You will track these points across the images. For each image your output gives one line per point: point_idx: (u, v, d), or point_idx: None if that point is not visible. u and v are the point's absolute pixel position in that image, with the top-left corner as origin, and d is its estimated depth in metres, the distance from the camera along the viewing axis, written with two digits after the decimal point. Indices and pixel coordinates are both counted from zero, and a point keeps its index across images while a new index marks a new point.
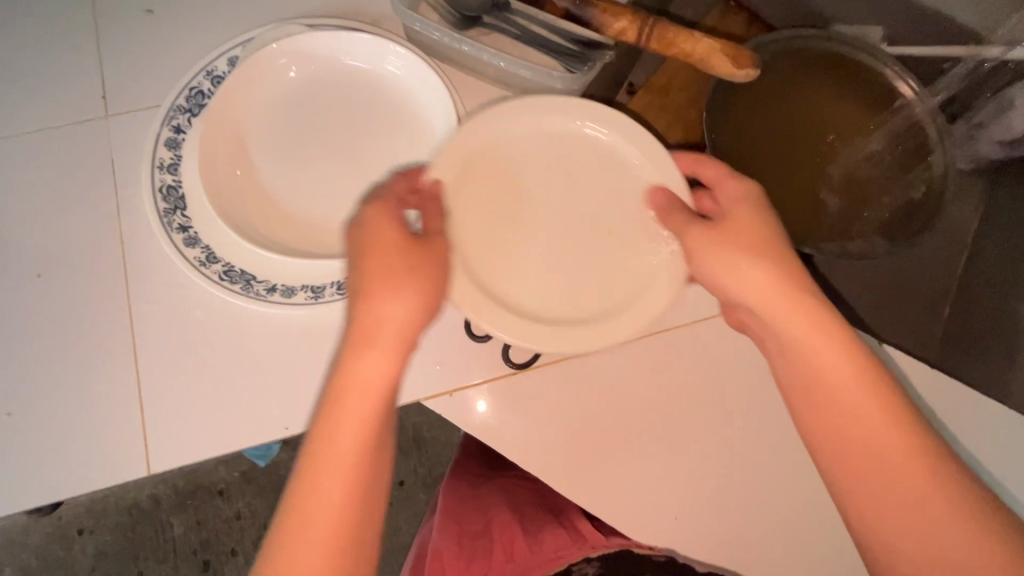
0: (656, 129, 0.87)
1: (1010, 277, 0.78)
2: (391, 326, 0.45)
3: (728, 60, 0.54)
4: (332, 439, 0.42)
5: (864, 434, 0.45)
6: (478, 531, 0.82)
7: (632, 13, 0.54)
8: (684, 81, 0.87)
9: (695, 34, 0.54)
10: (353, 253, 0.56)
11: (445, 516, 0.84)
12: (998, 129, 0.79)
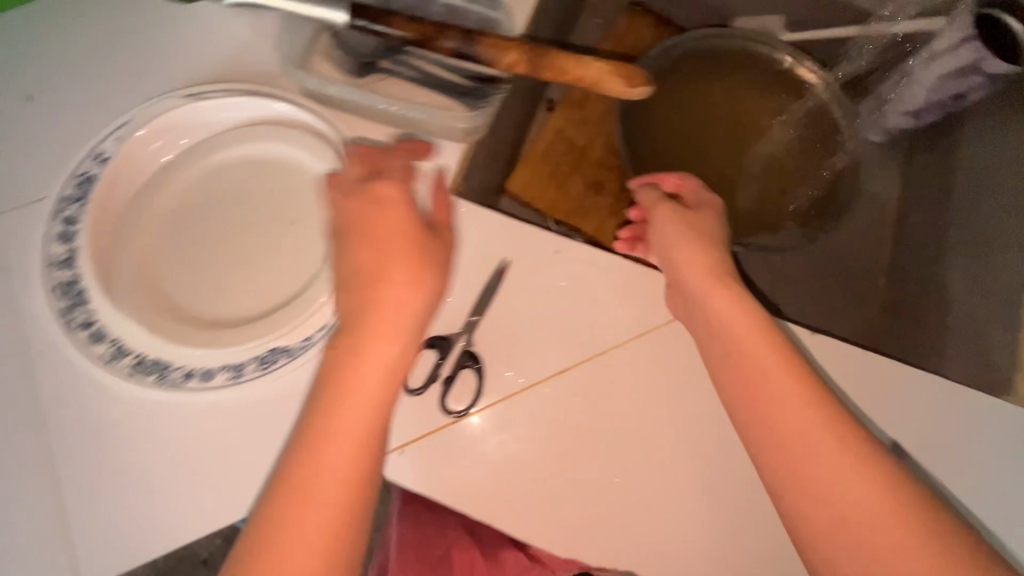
0: (578, 142, 0.87)
1: (935, 244, 0.83)
2: (403, 312, 0.49)
3: (621, 81, 0.53)
4: (338, 424, 0.46)
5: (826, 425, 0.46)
6: (439, 558, 0.72)
7: (520, 46, 0.54)
8: (599, 94, 0.88)
9: (584, 60, 0.54)
10: (267, 310, 0.55)
11: (401, 545, 0.74)
12: (903, 103, 0.83)
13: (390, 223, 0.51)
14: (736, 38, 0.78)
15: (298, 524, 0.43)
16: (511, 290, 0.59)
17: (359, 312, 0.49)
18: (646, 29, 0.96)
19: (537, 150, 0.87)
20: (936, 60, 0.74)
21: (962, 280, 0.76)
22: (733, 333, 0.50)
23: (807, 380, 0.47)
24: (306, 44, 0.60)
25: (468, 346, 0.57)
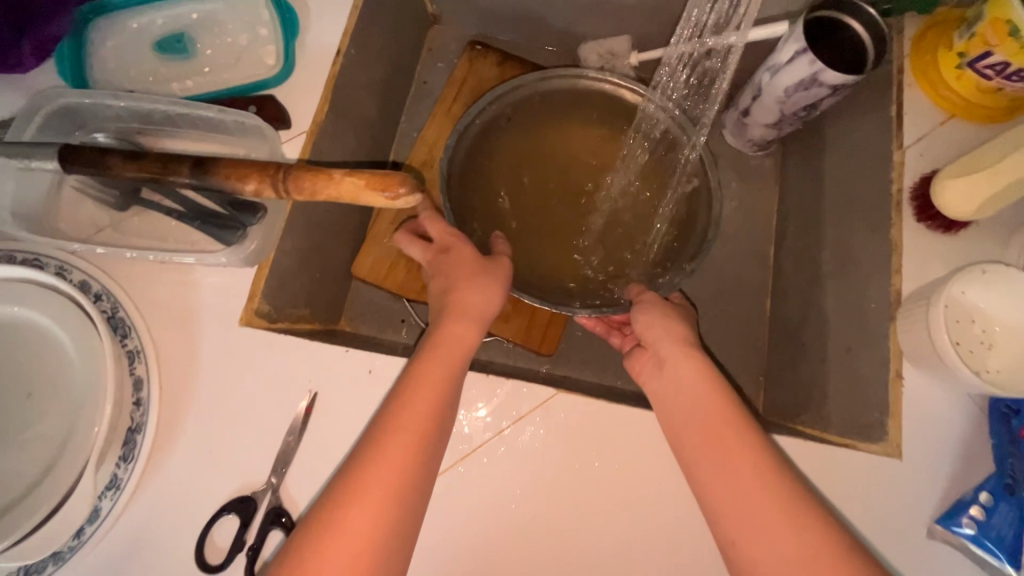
0: (426, 211, 0.79)
1: (810, 262, 0.79)
2: (476, 313, 0.56)
3: (380, 193, 0.47)
4: (397, 425, 0.47)
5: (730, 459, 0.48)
6: None
7: (261, 169, 0.47)
8: None
9: (336, 174, 0.47)
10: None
11: None
12: (758, 115, 0.79)
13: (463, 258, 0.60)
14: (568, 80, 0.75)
15: (339, 559, 0.41)
16: (324, 428, 0.55)
17: (452, 319, 0.55)
18: (490, 71, 0.84)
19: (380, 226, 0.77)
20: (775, 75, 0.70)
21: (835, 304, 0.71)
22: (694, 387, 0.53)
23: (711, 420, 0.50)
24: (48, 185, 0.54)
25: (272, 504, 0.52)
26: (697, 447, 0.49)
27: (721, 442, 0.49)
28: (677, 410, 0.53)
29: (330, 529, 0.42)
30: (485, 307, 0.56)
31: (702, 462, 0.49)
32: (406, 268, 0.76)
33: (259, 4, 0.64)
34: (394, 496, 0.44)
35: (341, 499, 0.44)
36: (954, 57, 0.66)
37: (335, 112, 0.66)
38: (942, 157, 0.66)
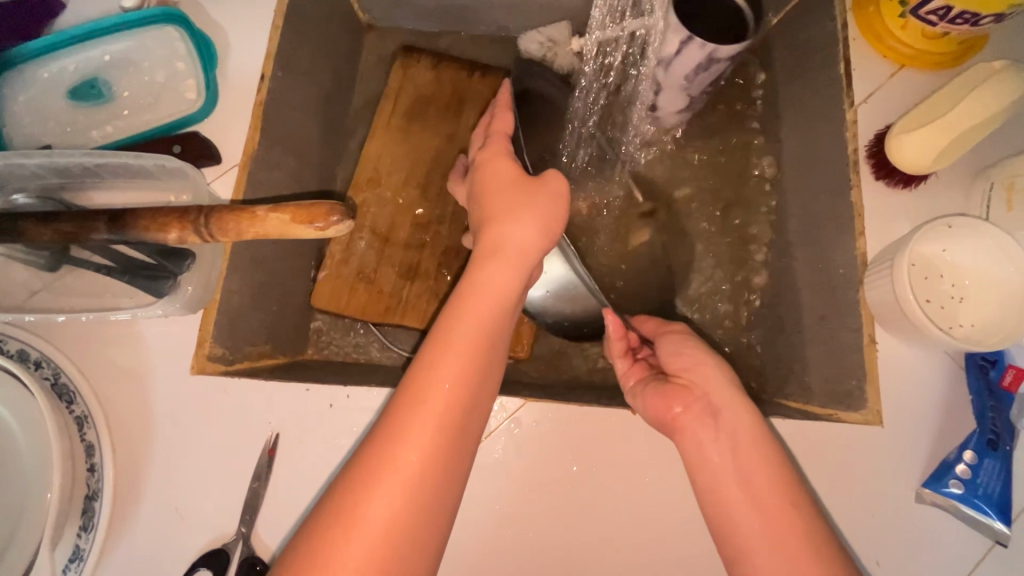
0: (381, 230, 0.77)
1: (778, 232, 0.77)
2: (518, 247, 0.48)
3: (307, 225, 0.45)
4: (453, 337, 0.44)
5: (770, 529, 0.45)
6: None
7: (181, 216, 0.45)
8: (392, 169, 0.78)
9: (259, 212, 0.45)
10: None
11: None
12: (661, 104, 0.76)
13: (500, 189, 0.51)
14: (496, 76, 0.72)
15: (360, 535, 0.37)
16: (289, 470, 0.53)
17: (499, 240, 0.48)
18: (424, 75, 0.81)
19: (336, 251, 0.76)
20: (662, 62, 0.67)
21: (805, 272, 0.70)
22: (750, 442, 0.49)
23: (764, 483, 0.47)
24: None
25: (244, 554, 0.50)
26: (743, 508, 0.47)
27: (772, 512, 0.46)
28: (721, 462, 0.49)
29: (390, 440, 0.40)
30: (537, 237, 0.49)
31: (744, 523, 0.46)
32: (366, 292, 0.75)
33: (171, 36, 0.61)
34: (456, 412, 0.42)
35: (400, 408, 0.41)
36: (897, 5, 0.63)
37: (269, 138, 0.64)
38: (894, 110, 0.65)
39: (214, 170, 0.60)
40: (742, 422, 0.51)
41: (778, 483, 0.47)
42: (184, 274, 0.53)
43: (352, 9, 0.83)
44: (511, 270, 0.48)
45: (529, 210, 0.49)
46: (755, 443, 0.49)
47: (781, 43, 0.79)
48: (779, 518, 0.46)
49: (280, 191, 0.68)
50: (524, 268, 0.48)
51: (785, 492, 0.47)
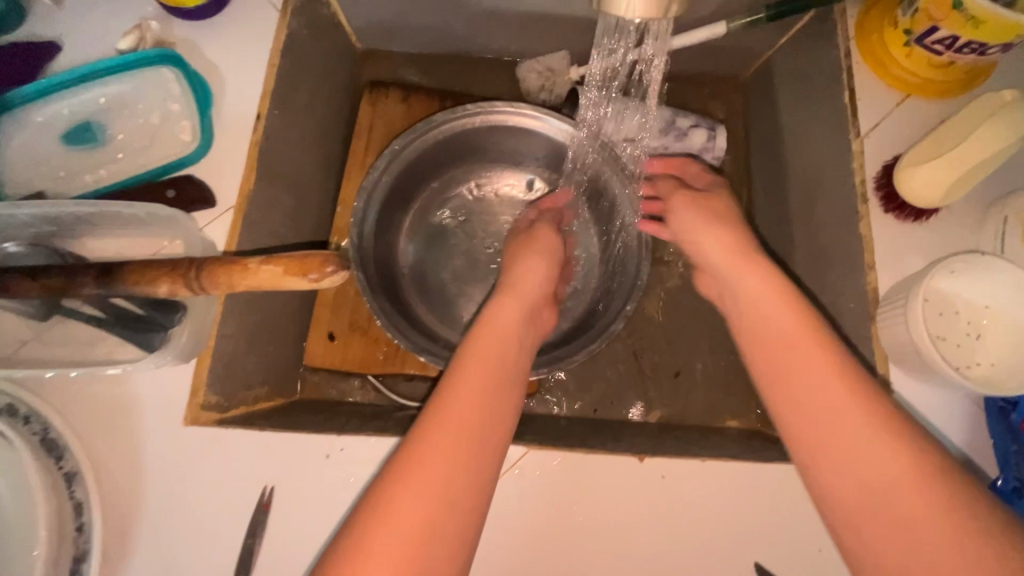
0: None
1: (784, 261, 0.76)
2: (507, 322, 0.54)
3: (300, 277, 0.44)
4: (456, 399, 0.46)
5: (843, 426, 0.43)
6: None
7: (172, 269, 0.44)
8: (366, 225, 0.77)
9: (251, 264, 0.44)
10: None
11: None
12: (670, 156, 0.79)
13: (508, 305, 0.56)
14: (485, 103, 0.68)
15: None
16: (286, 525, 0.51)
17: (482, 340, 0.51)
18: (396, 112, 0.84)
19: (328, 303, 0.75)
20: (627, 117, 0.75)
21: (813, 305, 0.69)
22: (789, 345, 0.48)
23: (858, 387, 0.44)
24: None
25: None
26: (816, 415, 0.44)
27: (846, 452, 0.42)
28: (784, 364, 0.48)
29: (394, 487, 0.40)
30: (520, 317, 0.56)
31: (822, 432, 0.43)
32: (362, 342, 0.75)
33: (167, 78, 0.61)
34: (457, 474, 0.42)
35: (422, 433, 0.43)
36: (900, 34, 0.63)
37: (265, 177, 0.63)
38: (903, 139, 0.63)
39: (208, 213, 0.58)
40: (809, 362, 0.46)
41: (852, 414, 0.43)
42: (176, 330, 0.51)
43: (350, 43, 0.83)
44: (497, 357, 0.50)
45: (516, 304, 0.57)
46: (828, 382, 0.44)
47: (782, 69, 0.79)
48: (856, 435, 0.42)
49: (275, 229, 0.67)
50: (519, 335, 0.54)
51: (856, 395, 0.43)
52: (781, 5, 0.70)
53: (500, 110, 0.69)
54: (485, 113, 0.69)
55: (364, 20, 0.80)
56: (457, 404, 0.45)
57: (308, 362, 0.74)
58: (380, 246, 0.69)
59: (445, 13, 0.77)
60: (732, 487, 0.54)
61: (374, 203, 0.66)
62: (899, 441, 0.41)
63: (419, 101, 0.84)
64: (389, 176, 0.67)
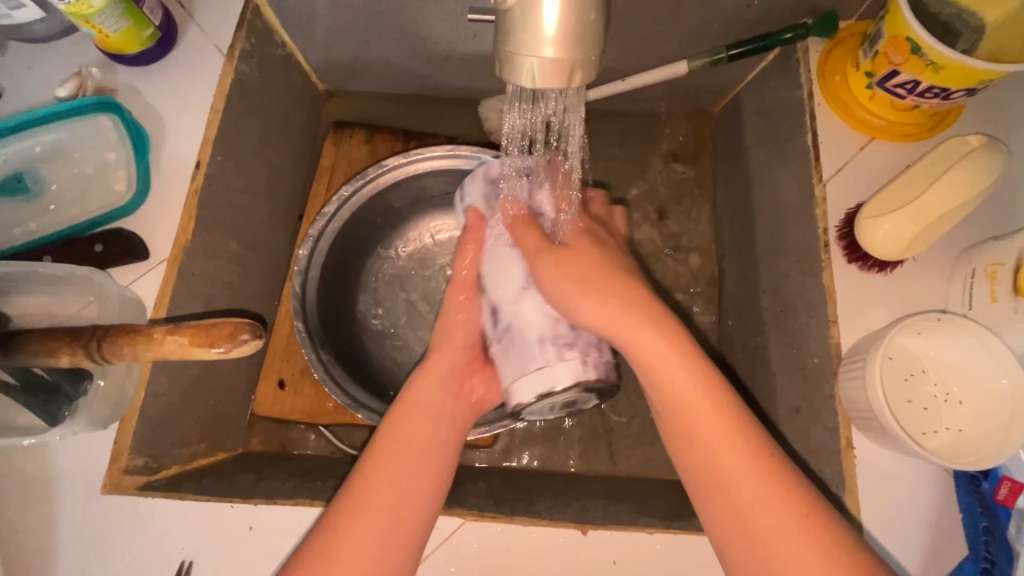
0: None
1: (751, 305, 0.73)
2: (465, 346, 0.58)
3: (206, 348, 0.41)
4: (404, 408, 0.53)
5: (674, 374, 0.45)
6: None
7: (73, 338, 0.41)
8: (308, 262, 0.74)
9: (156, 333, 0.41)
10: None
11: None
12: (492, 294, 0.56)
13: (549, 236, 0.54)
14: (440, 147, 0.68)
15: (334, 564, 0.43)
16: None
17: (431, 369, 0.57)
18: (358, 152, 0.82)
19: (278, 350, 0.73)
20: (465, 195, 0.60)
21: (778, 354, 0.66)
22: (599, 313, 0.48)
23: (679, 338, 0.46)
24: None
25: None
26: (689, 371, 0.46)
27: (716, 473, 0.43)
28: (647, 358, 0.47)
29: (371, 470, 0.48)
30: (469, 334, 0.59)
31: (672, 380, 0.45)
32: (313, 390, 0.72)
33: (104, 125, 0.60)
34: (438, 435, 0.52)
35: (399, 419, 0.52)
36: (863, 76, 0.61)
37: (206, 225, 0.62)
38: (869, 185, 0.60)
39: (140, 267, 0.56)
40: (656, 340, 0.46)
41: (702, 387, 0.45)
42: (83, 401, 0.48)
43: (311, 85, 0.82)
44: (444, 385, 0.56)
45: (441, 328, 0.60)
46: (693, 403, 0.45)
47: (748, 108, 0.77)
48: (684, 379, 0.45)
49: (220, 277, 0.65)
50: (457, 364, 0.58)
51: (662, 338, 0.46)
52: (741, 45, 0.68)
53: (459, 156, 0.69)
54: (438, 158, 0.69)
55: (321, 61, 0.79)
56: (415, 407, 0.53)
57: (258, 412, 0.71)
58: (331, 300, 0.68)
59: (403, 53, 0.76)
60: (682, 559, 0.50)
61: (320, 255, 0.65)
62: (749, 469, 0.43)
63: (382, 142, 0.83)
64: (336, 226, 0.66)
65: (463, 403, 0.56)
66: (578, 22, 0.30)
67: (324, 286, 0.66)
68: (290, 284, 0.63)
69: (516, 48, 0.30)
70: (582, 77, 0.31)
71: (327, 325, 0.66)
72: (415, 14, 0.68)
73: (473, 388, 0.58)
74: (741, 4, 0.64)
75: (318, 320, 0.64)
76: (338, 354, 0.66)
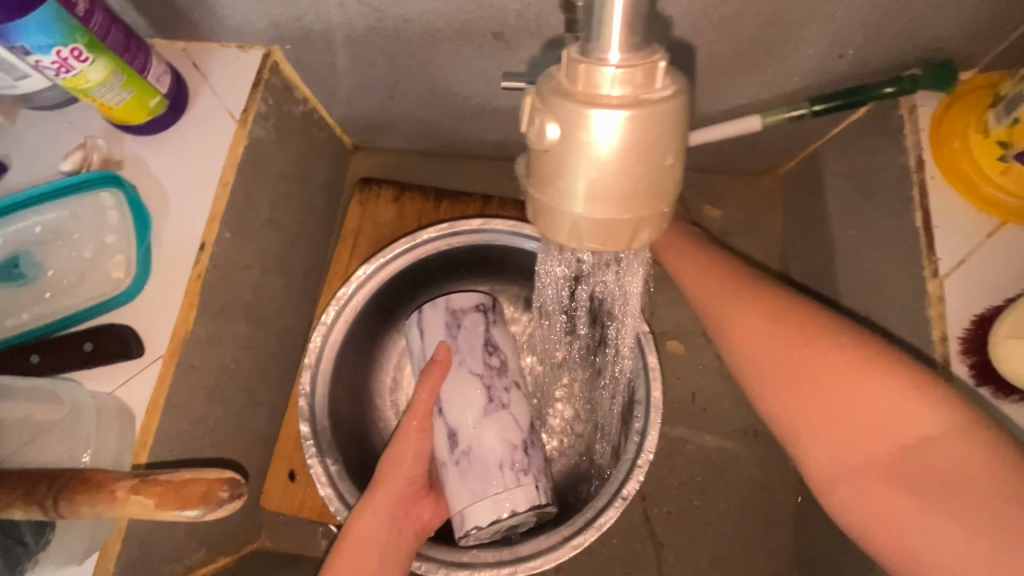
0: None
1: None
2: (410, 467, 0.54)
3: (175, 512, 0.34)
4: (346, 548, 0.50)
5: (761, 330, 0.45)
6: None
7: (29, 491, 0.35)
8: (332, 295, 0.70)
9: (119, 490, 0.35)
10: None
11: None
12: (450, 419, 0.54)
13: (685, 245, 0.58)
14: (471, 222, 0.61)
15: None
16: None
17: (374, 501, 0.52)
18: (384, 211, 0.74)
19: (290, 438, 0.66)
20: (424, 328, 0.57)
21: None
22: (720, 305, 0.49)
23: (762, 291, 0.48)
24: None
25: None
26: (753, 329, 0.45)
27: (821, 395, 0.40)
28: (722, 314, 0.49)
29: None
30: (412, 458, 0.54)
31: (755, 344, 0.45)
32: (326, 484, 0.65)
33: (107, 203, 0.55)
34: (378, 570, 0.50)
35: (338, 558, 0.50)
36: (993, 145, 0.49)
37: (211, 311, 0.56)
38: (1003, 283, 0.48)
39: (133, 365, 0.51)
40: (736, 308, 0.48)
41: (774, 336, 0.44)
42: (42, 554, 0.42)
43: (334, 139, 0.76)
44: (389, 516, 0.52)
45: (397, 446, 0.54)
46: (834, 356, 0.40)
47: (832, 167, 0.65)
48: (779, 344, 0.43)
49: (224, 363, 0.58)
50: (406, 488, 0.54)
51: (749, 300, 0.47)
52: (830, 100, 0.56)
53: (492, 230, 0.62)
54: (469, 233, 0.62)
55: (345, 115, 0.73)
56: (357, 546, 0.50)
57: (265, 506, 0.65)
58: (345, 395, 0.62)
59: (431, 108, 0.69)
60: None
61: (332, 350, 0.59)
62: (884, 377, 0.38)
63: (411, 197, 0.75)
64: (348, 318, 0.60)
65: (409, 531, 0.54)
66: (644, 172, 0.22)
67: (334, 380, 0.60)
68: (299, 380, 0.57)
69: (553, 197, 0.24)
70: (646, 234, 0.24)
71: (342, 427, 0.60)
72: (446, 70, 0.61)
73: (418, 513, 0.55)
74: (832, 54, 0.53)
75: (329, 423, 0.59)
76: (352, 459, 0.60)
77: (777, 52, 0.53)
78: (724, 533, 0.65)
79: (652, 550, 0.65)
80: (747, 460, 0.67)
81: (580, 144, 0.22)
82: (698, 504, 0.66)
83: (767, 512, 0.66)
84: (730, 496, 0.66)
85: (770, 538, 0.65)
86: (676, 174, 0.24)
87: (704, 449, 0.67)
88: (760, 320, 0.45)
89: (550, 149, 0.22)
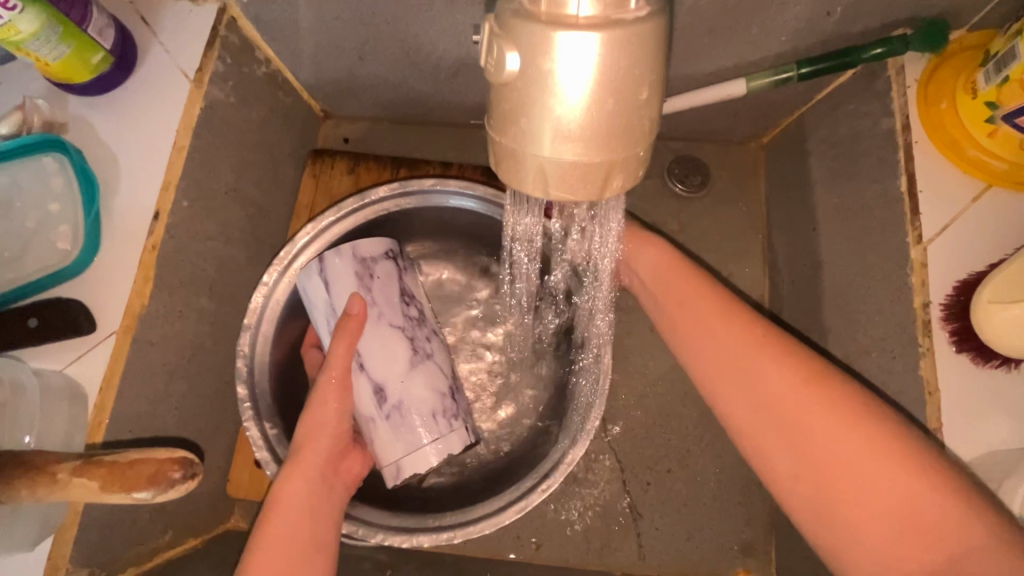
0: None
1: None
2: (334, 423, 0.51)
3: (123, 492, 0.32)
4: (277, 510, 0.47)
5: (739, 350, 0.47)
6: None
7: None
8: None
9: (61, 473, 0.32)
10: None
11: None
12: (374, 373, 0.51)
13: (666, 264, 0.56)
14: (424, 182, 0.59)
15: None
16: None
17: (304, 460, 0.50)
18: (346, 181, 0.71)
19: None
20: (330, 279, 0.52)
21: None
22: (701, 324, 0.50)
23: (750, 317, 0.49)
24: None
25: None
26: (732, 346, 0.47)
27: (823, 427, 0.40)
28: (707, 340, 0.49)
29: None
30: (338, 413, 0.51)
31: (738, 361, 0.47)
32: None
33: (49, 168, 0.51)
34: (308, 525, 0.48)
35: (266, 521, 0.47)
36: (981, 106, 0.47)
37: (169, 286, 0.53)
38: (991, 247, 0.47)
39: (85, 342, 0.48)
40: (724, 328, 0.49)
41: (747, 355, 0.46)
42: None
43: (301, 104, 0.72)
44: (319, 474, 0.50)
45: (315, 403, 0.51)
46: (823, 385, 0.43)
47: (816, 134, 0.63)
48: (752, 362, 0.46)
49: (187, 340, 0.56)
50: (335, 443, 0.51)
51: (729, 323, 0.49)
52: (816, 62, 0.54)
53: (446, 191, 0.60)
54: (421, 194, 0.60)
55: (312, 79, 0.69)
56: (285, 509, 0.47)
57: (237, 486, 0.63)
58: (286, 357, 0.60)
59: (403, 71, 0.65)
60: None
61: (274, 312, 0.57)
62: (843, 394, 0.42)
63: (375, 166, 0.72)
64: (292, 279, 0.58)
65: (339, 486, 0.52)
66: (611, 108, 0.23)
67: (278, 346, 0.58)
68: (238, 342, 0.55)
69: (515, 141, 0.25)
70: (620, 183, 0.25)
71: (283, 393, 0.59)
72: (418, 29, 0.57)
73: (349, 468, 0.53)
74: (820, 12, 0.51)
75: (269, 386, 0.57)
76: (292, 423, 0.58)
77: (763, 8, 0.51)
78: (704, 504, 0.65)
79: (632, 521, 0.65)
80: (727, 431, 0.67)
81: (543, 82, 0.23)
82: (680, 476, 0.66)
83: (747, 482, 0.66)
84: (711, 466, 0.66)
85: (750, 508, 0.65)
86: (651, 115, 0.25)
87: (685, 420, 0.67)
88: (746, 335, 0.47)
89: (511, 85, 0.24)
